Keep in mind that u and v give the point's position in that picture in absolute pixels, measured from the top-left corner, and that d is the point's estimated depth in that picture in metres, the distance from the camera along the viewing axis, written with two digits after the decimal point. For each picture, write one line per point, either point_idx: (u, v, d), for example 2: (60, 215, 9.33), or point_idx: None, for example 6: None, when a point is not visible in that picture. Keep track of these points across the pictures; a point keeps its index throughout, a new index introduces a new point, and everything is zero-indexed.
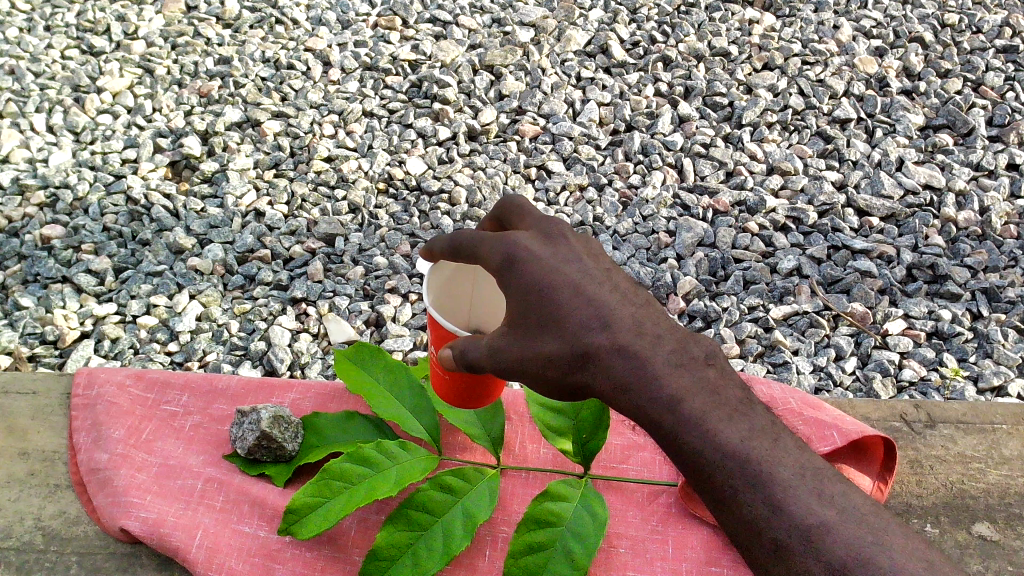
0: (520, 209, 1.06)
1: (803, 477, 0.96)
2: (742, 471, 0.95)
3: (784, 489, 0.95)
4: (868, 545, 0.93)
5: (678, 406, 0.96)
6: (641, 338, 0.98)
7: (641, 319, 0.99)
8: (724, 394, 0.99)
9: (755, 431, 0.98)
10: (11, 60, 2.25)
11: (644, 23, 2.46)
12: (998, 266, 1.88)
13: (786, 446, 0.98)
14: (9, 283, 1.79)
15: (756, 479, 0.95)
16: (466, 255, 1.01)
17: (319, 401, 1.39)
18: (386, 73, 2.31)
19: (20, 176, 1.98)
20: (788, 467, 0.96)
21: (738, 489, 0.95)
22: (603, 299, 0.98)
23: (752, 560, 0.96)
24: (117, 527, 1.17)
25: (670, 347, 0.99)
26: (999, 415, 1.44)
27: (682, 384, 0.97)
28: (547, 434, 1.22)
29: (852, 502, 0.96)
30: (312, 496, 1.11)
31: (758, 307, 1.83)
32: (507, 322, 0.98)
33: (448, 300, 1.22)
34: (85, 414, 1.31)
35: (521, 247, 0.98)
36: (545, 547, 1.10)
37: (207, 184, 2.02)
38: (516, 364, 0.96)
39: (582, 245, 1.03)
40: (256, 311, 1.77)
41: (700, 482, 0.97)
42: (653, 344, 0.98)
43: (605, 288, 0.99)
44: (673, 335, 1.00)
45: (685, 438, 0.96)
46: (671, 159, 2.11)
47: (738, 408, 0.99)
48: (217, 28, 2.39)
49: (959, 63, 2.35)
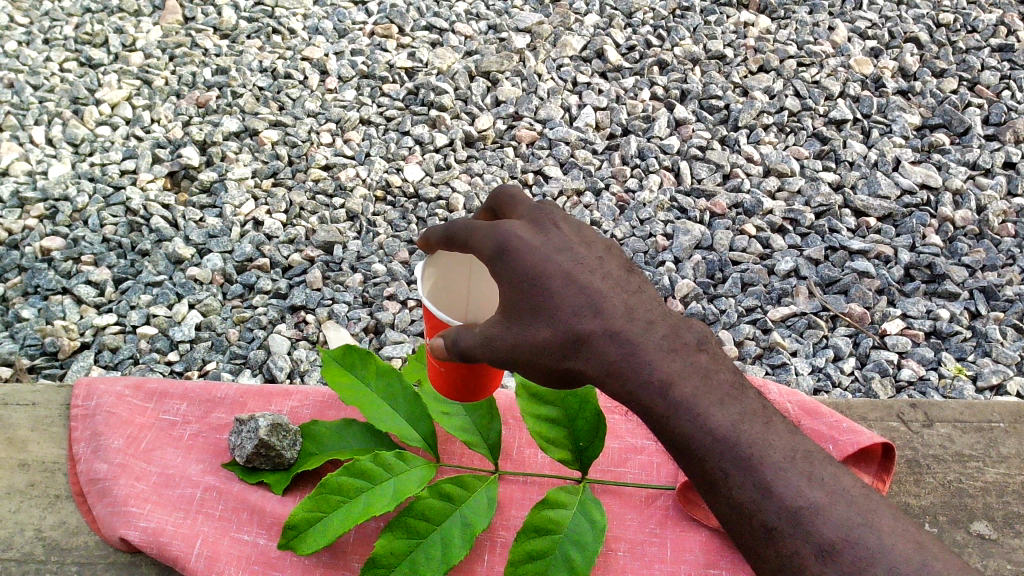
0: (514, 200, 1.09)
1: (794, 460, 0.96)
2: (732, 455, 0.95)
3: (775, 472, 0.95)
4: (857, 527, 0.92)
5: (670, 390, 0.97)
6: (633, 323, 0.98)
7: (633, 305, 1.00)
8: (715, 378, 0.98)
9: (746, 415, 0.97)
10: (11, 73, 2.27)
11: (640, 28, 2.47)
12: (996, 265, 1.88)
13: (778, 429, 0.98)
14: (9, 295, 1.80)
15: (748, 463, 0.94)
16: (460, 244, 1.05)
17: (317, 408, 1.40)
18: (383, 81, 2.32)
19: (19, 189, 1.99)
20: (779, 450, 0.96)
21: (728, 472, 0.95)
22: (594, 286, 1.00)
23: (742, 545, 0.96)
24: (117, 537, 1.17)
25: (662, 332, 0.99)
26: (997, 412, 1.44)
27: (673, 368, 0.97)
28: (543, 445, 1.21)
29: (843, 485, 0.96)
30: (309, 511, 1.11)
31: (756, 309, 1.83)
32: (501, 311, 1.00)
33: (442, 292, 1.23)
34: (84, 425, 1.31)
35: (515, 237, 1.01)
36: (543, 554, 1.10)
37: (206, 193, 2.03)
38: (510, 351, 0.99)
39: (575, 233, 1.05)
40: (256, 320, 1.78)
41: (690, 467, 0.97)
42: (644, 330, 0.98)
43: (597, 276, 1.00)
44: (665, 322, 1.00)
45: (676, 422, 0.96)
46: (667, 163, 2.11)
47: (730, 392, 0.98)
48: (214, 39, 2.40)
49: (954, 63, 2.36)
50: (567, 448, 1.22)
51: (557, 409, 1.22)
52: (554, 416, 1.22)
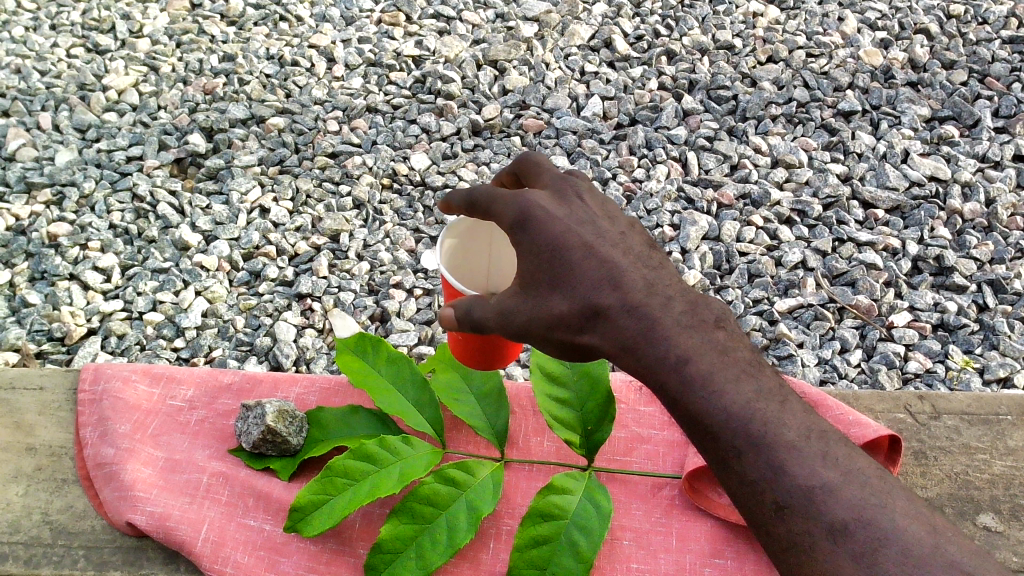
0: (538, 169, 1.09)
1: (808, 440, 0.96)
2: (747, 432, 0.94)
3: (789, 451, 0.94)
4: (870, 508, 0.92)
5: (687, 366, 0.96)
6: (652, 299, 0.98)
7: (652, 280, 0.99)
8: (733, 355, 0.98)
9: (761, 394, 0.97)
10: (17, 58, 2.28)
11: (648, 17, 2.46)
12: (1004, 258, 1.88)
13: (793, 408, 0.98)
14: (16, 280, 1.81)
15: (762, 441, 0.94)
16: (481, 211, 1.04)
17: (324, 395, 1.39)
18: (390, 68, 2.31)
19: (26, 174, 2.00)
20: (793, 430, 0.95)
21: (742, 449, 0.94)
22: (614, 260, 0.99)
23: (754, 524, 0.96)
24: (124, 521, 1.18)
25: (680, 309, 0.98)
26: (1004, 405, 1.43)
27: (691, 344, 0.96)
28: (552, 424, 1.22)
29: (857, 466, 0.96)
30: (316, 493, 1.12)
31: (763, 300, 1.82)
32: (519, 281, 1.00)
33: (465, 264, 1.24)
34: (91, 410, 1.32)
35: (535, 206, 1.01)
36: (548, 540, 1.10)
37: (212, 180, 2.04)
38: (527, 324, 0.99)
39: (598, 206, 1.05)
40: (262, 307, 1.78)
41: (704, 444, 0.97)
42: (663, 306, 0.97)
43: (617, 251, 1.00)
44: (683, 297, 0.99)
45: (691, 399, 0.95)
46: (675, 153, 2.10)
47: (747, 369, 0.98)
48: (221, 26, 2.40)
49: (965, 54, 2.33)
50: (576, 431, 1.22)
51: (569, 392, 1.24)
52: (566, 398, 1.23)
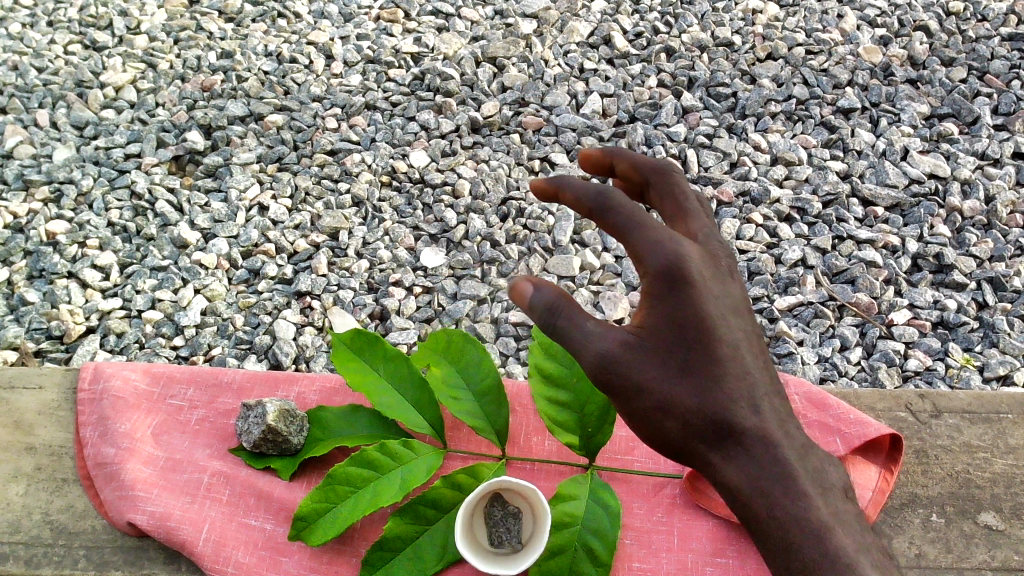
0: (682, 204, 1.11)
1: (867, 545, 0.98)
2: (814, 522, 0.97)
3: (854, 551, 0.95)
4: None
5: (772, 453, 0.99)
6: (755, 384, 1.01)
7: (754, 363, 1.03)
8: (809, 452, 1.02)
9: (829, 492, 1.00)
10: (14, 55, 2.27)
11: (647, 14, 2.45)
12: (1004, 256, 1.88)
13: (851, 511, 1.01)
14: (14, 279, 1.81)
15: (824, 533, 0.96)
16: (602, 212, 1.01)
17: (325, 394, 1.38)
18: (389, 65, 2.31)
19: (24, 172, 1.99)
20: (853, 531, 0.98)
21: (803, 536, 0.97)
22: (737, 338, 1.02)
23: None
24: (125, 521, 1.18)
25: (775, 401, 1.02)
26: (1005, 403, 1.44)
27: (776, 431, 1.00)
28: (552, 428, 1.23)
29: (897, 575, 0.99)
30: (320, 501, 1.12)
31: (763, 298, 1.82)
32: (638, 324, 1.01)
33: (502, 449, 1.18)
34: (91, 409, 1.31)
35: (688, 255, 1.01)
36: (564, 548, 1.11)
37: (211, 178, 2.03)
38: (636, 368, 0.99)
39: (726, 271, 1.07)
40: (261, 306, 1.78)
41: (760, 526, 0.99)
42: (761, 391, 1.01)
43: (741, 330, 1.03)
44: (775, 390, 1.04)
45: (765, 483, 0.99)
46: (674, 150, 2.09)
47: (818, 467, 1.01)
48: (219, 22, 2.39)
49: (964, 51, 2.33)
50: (576, 433, 1.23)
51: (568, 393, 1.24)
52: (565, 400, 1.24)
